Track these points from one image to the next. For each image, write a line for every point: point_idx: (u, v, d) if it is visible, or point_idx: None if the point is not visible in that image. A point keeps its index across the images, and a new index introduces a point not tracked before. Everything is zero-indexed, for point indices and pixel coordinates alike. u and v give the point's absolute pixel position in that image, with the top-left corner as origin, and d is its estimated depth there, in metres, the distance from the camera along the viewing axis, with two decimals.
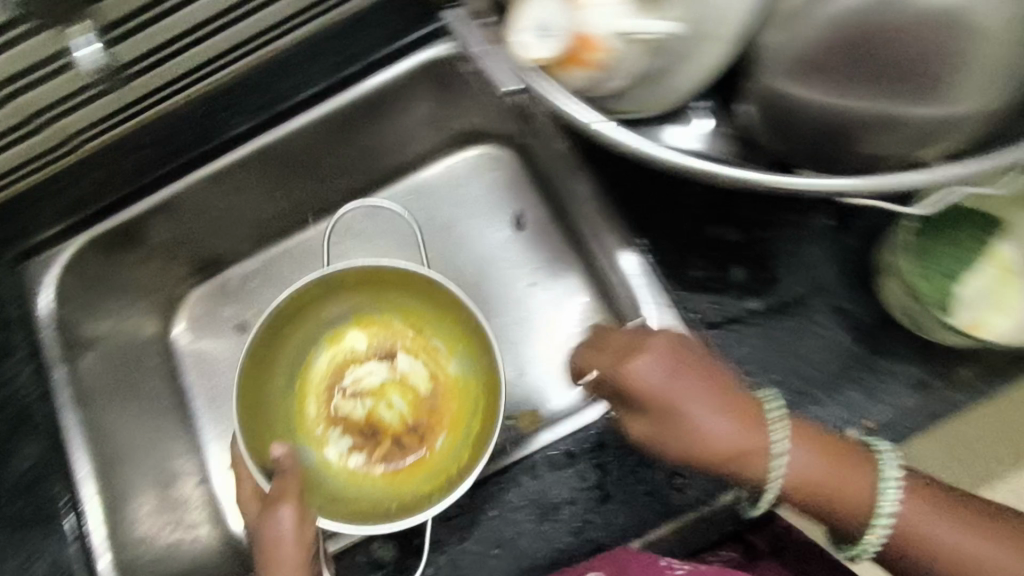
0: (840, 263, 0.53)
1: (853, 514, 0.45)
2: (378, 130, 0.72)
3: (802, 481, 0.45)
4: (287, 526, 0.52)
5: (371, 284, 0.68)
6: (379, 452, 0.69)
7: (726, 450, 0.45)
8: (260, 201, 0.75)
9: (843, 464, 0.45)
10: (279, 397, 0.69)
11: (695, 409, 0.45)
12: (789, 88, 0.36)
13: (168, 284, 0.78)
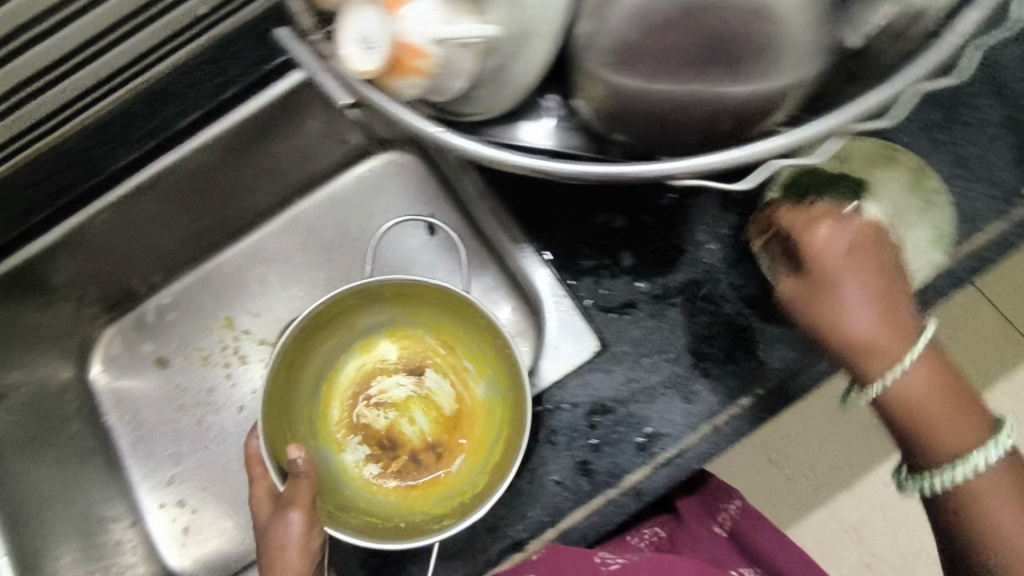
0: (728, 239, 0.53)
1: (939, 445, 0.44)
2: (272, 149, 0.71)
3: (905, 397, 0.44)
4: (293, 539, 0.50)
5: (403, 299, 0.63)
6: (396, 464, 0.66)
7: (848, 344, 0.44)
8: (163, 232, 0.74)
9: (944, 394, 0.44)
10: (310, 402, 0.66)
11: (851, 301, 0.44)
12: (619, 80, 0.34)
13: (80, 325, 0.76)
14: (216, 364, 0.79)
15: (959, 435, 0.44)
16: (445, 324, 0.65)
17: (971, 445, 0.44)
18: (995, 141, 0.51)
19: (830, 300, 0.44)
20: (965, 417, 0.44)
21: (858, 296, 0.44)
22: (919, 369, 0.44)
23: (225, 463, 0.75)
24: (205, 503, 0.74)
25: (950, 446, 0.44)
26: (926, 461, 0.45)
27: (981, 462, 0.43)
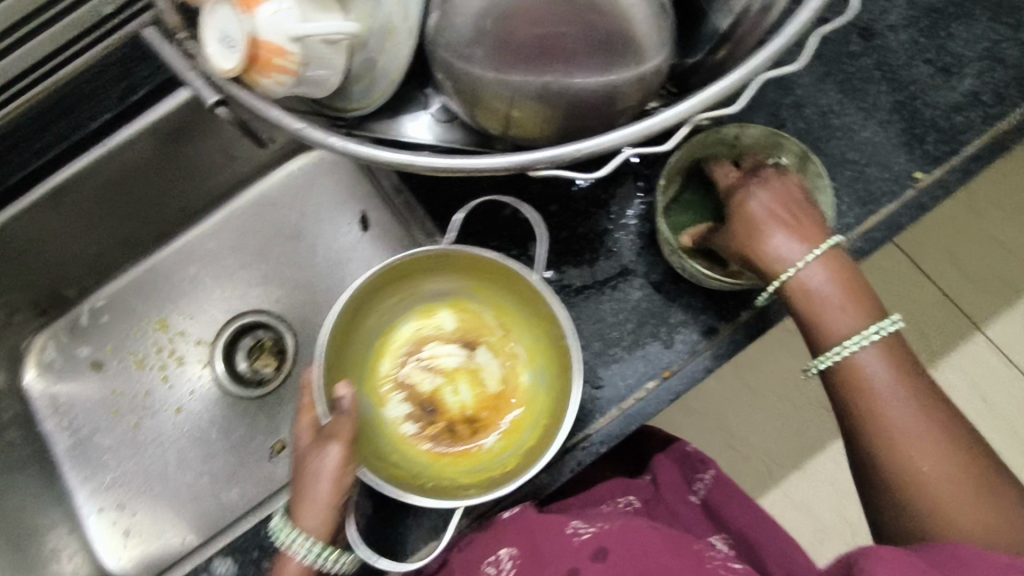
0: (633, 227, 0.54)
1: (828, 327, 0.46)
2: (198, 149, 0.71)
3: (801, 287, 0.46)
4: (330, 471, 0.47)
5: (470, 269, 0.54)
6: (440, 435, 0.57)
7: (768, 262, 0.47)
8: (90, 235, 0.73)
9: (842, 288, 0.46)
10: (363, 350, 0.57)
11: (764, 216, 0.47)
12: (480, 74, 0.35)
13: (11, 332, 0.75)
14: (153, 367, 0.79)
15: (852, 321, 0.46)
16: (511, 302, 0.56)
17: (863, 326, 0.45)
18: (884, 125, 0.52)
19: (742, 218, 0.48)
20: (863, 307, 0.46)
21: (770, 214, 0.47)
22: (819, 266, 0.46)
23: (163, 465, 0.76)
24: (144, 506, 0.75)
25: (845, 328, 0.45)
26: (818, 345, 0.47)
27: (864, 341, 0.45)
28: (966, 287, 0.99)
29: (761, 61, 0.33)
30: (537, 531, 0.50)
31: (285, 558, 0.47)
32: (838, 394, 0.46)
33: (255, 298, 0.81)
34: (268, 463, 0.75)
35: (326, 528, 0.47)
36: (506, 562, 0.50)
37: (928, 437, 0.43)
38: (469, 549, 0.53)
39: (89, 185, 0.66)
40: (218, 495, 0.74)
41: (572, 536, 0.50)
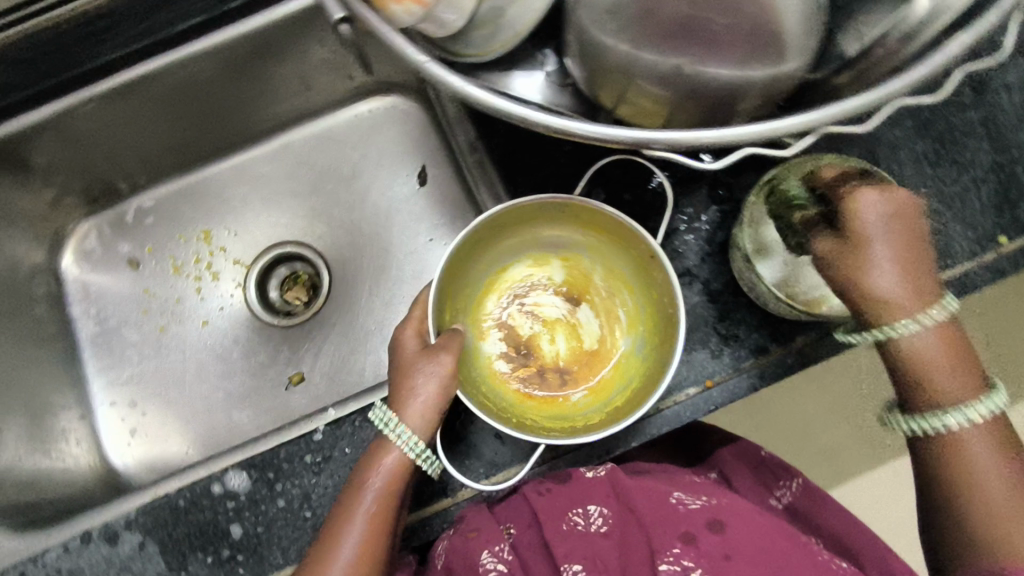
0: (705, 233, 0.53)
1: (932, 394, 0.43)
2: (278, 71, 0.71)
3: (912, 350, 0.42)
4: (440, 369, 0.46)
5: (591, 225, 0.51)
6: (533, 379, 0.53)
7: (878, 312, 0.42)
8: (154, 133, 0.73)
9: (953, 357, 0.43)
10: (474, 281, 0.53)
11: (881, 266, 0.41)
12: (613, 42, 0.34)
13: (58, 213, 0.76)
14: (188, 276, 0.79)
15: (958, 383, 0.43)
16: (625, 266, 0.52)
17: (965, 399, 0.43)
18: (977, 183, 0.51)
19: (857, 260, 0.41)
20: (968, 378, 0.43)
21: (890, 260, 0.41)
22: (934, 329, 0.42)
23: (181, 372, 0.76)
24: (156, 408, 0.75)
25: (949, 398, 0.43)
26: (917, 405, 0.44)
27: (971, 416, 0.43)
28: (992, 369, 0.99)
29: (897, 87, 0.33)
30: (637, 498, 0.49)
31: (385, 450, 0.46)
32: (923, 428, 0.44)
33: (298, 230, 0.81)
34: (283, 392, 0.76)
35: (428, 428, 0.46)
36: (597, 521, 0.48)
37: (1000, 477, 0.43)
38: (553, 498, 0.48)
39: (166, 83, 0.66)
40: (229, 413, 0.75)
41: (680, 506, 0.48)
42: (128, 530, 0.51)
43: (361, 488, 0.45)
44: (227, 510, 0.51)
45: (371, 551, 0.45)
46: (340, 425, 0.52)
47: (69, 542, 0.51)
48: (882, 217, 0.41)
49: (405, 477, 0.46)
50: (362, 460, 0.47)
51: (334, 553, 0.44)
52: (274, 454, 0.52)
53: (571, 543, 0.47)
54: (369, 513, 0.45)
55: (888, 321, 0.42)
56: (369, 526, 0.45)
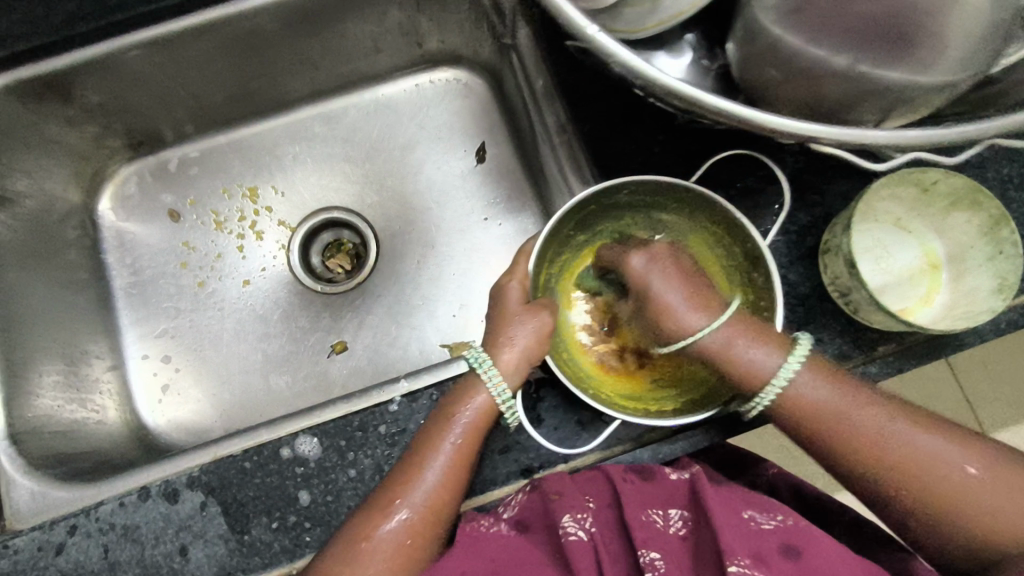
0: (797, 237, 0.52)
1: (753, 379, 0.46)
2: (347, 28, 0.69)
3: (719, 354, 0.46)
4: (535, 325, 0.49)
5: (698, 217, 0.51)
6: (609, 357, 0.54)
7: (674, 337, 0.47)
8: (209, 79, 0.70)
9: (757, 342, 0.45)
10: (572, 249, 0.56)
11: (673, 299, 0.47)
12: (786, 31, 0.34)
13: (100, 153, 0.73)
14: (230, 232, 0.76)
15: (828, 394, 0.46)
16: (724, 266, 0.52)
17: (777, 360, 0.45)
18: None
19: (653, 304, 0.47)
20: (769, 342, 0.46)
21: (676, 290, 0.47)
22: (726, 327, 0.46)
23: (218, 331, 0.74)
24: (191, 365, 0.72)
25: (764, 369, 0.45)
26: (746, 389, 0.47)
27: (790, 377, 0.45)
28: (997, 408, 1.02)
29: (935, 137, 0.34)
30: (713, 504, 0.45)
31: (476, 388, 0.47)
32: (803, 435, 0.47)
33: (349, 196, 0.78)
34: (324, 360, 0.73)
35: (518, 377, 0.48)
36: (673, 523, 0.45)
37: (901, 440, 0.45)
38: (634, 487, 0.47)
39: (230, 30, 0.65)
40: (266, 376, 0.73)
41: (753, 524, 0.44)
42: (190, 488, 0.49)
43: (450, 422, 0.47)
44: (295, 475, 0.50)
45: (453, 481, 0.46)
46: (417, 398, 0.51)
47: (126, 496, 0.49)
48: (650, 270, 0.48)
49: (490, 419, 0.47)
50: (451, 394, 0.48)
51: (420, 476, 0.46)
52: (347, 422, 0.50)
53: (651, 528, 0.44)
54: (455, 447, 0.46)
55: (681, 340, 0.47)
56: (453, 459, 0.46)
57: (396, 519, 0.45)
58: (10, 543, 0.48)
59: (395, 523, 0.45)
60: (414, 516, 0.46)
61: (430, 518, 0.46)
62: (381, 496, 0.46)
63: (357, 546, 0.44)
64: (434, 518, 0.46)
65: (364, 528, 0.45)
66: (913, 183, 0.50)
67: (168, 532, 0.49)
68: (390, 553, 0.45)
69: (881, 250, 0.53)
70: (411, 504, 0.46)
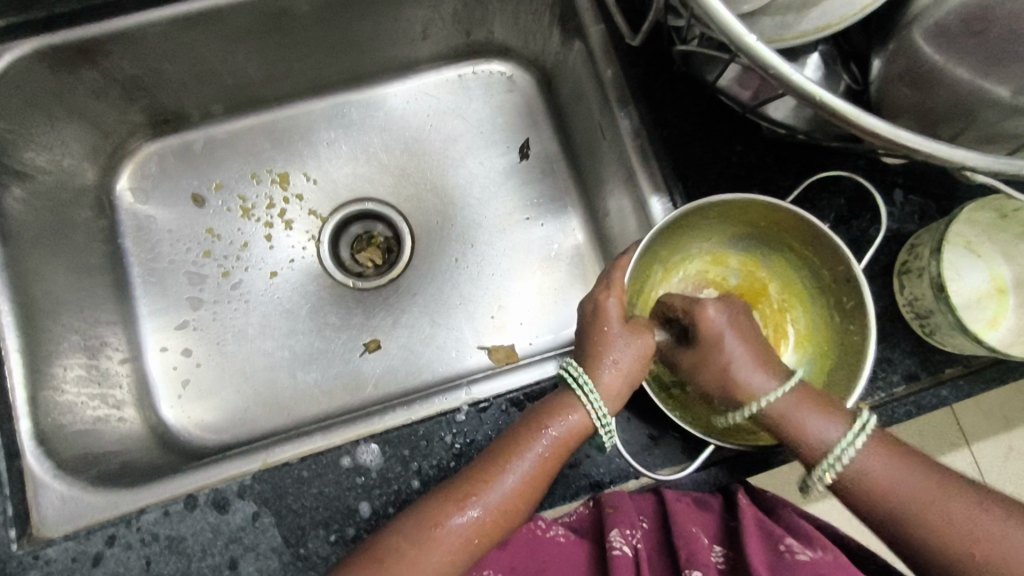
0: (872, 255, 0.52)
1: (812, 447, 0.43)
2: (400, 12, 0.66)
3: (782, 421, 0.44)
4: (635, 347, 0.48)
5: (788, 233, 0.51)
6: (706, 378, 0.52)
7: (740, 397, 0.45)
8: (246, 58, 0.66)
9: (821, 413, 0.43)
10: (654, 263, 0.54)
11: (741, 363, 0.46)
12: (931, 48, 0.35)
13: (121, 129, 0.68)
14: (257, 220, 0.72)
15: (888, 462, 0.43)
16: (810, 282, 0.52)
17: (841, 430, 0.43)
18: None
19: (717, 357, 0.46)
20: (830, 411, 0.44)
21: (743, 346, 0.46)
22: (793, 395, 0.44)
23: (244, 325, 0.69)
24: (213, 359, 0.68)
25: (826, 439, 0.43)
26: (807, 459, 0.44)
27: (854, 444, 0.42)
28: (1016, 460, 0.96)
29: None
30: (749, 536, 0.44)
31: (572, 407, 0.46)
32: (863, 503, 0.43)
33: (384, 188, 0.74)
34: (356, 358, 0.69)
35: (616, 399, 0.47)
36: (715, 552, 0.45)
37: (964, 514, 0.41)
38: (685, 512, 0.47)
39: (260, 9, 0.60)
40: (294, 374, 0.68)
41: (787, 555, 0.42)
42: (241, 498, 0.46)
43: (539, 432, 0.45)
44: (356, 485, 0.47)
45: (531, 490, 0.44)
46: (485, 409, 0.49)
47: (171, 505, 0.46)
48: (727, 330, 0.47)
49: (577, 441, 0.46)
50: (543, 406, 0.47)
51: (500, 477, 0.44)
52: (412, 431, 0.48)
53: (695, 549, 0.43)
54: (542, 456, 0.45)
55: (747, 401, 0.45)
56: (536, 468, 0.44)
57: (466, 515, 0.43)
58: (42, 553, 0.44)
59: (466, 519, 0.43)
60: (485, 517, 0.43)
61: (499, 520, 0.44)
62: (456, 488, 0.44)
63: (427, 531, 0.42)
64: (503, 522, 0.44)
65: (436, 515, 0.43)
66: (994, 208, 0.50)
67: (217, 543, 0.45)
68: (453, 549, 0.42)
69: (953, 272, 0.51)
70: (484, 503, 0.43)
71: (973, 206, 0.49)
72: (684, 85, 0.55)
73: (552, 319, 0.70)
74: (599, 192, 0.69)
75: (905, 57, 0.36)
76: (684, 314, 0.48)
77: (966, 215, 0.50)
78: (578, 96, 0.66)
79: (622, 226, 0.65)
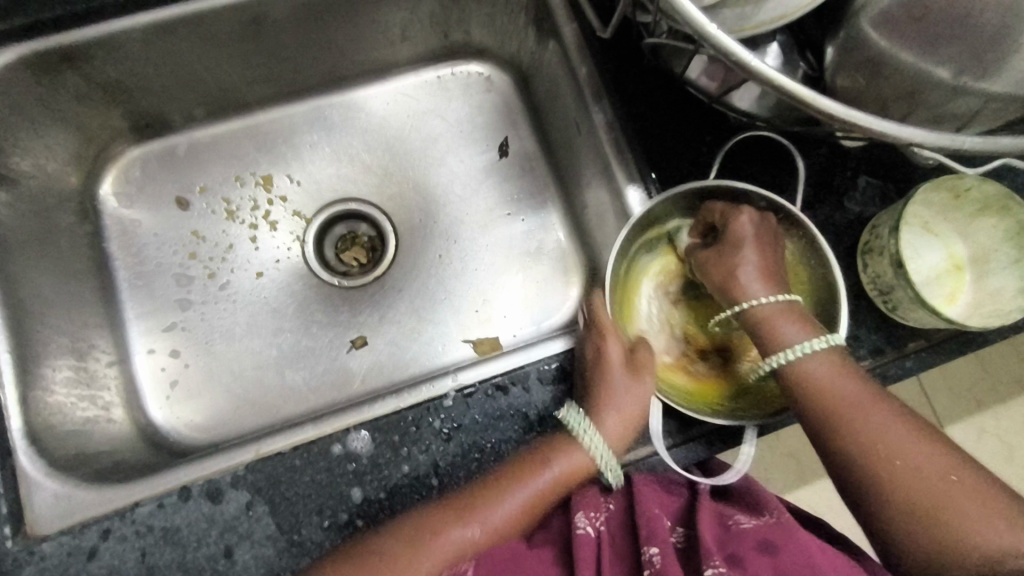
0: (834, 236, 0.55)
1: (773, 342, 0.48)
2: (379, 15, 0.68)
3: (763, 320, 0.48)
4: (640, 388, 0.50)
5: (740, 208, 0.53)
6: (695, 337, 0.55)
7: (734, 292, 0.50)
8: (227, 62, 0.67)
9: (797, 326, 0.47)
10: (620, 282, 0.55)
11: (744, 268, 0.49)
12: (877, 37, 0.37)
13: (104, 134, 0.69)
14: (242, 222, 0.73)
15: (860, 396, 0.45)
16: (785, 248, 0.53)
17: (804, 337, 0.47)
18: None
19: (731, 255, 0.50)
20: (806, 325, 0.48)
21: (757, 257, 0.49)
22: (778, 305, 0.48)
23: (230, 325, 0.70)
24: (200, 360, 0.68)
25: (788, 339, 0.47)
26: (766, 352, 0.48)
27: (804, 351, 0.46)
28: (988, 440, 0.99)
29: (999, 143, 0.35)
30: (704, 514, 0.46)
31: (572, 448, 0.49)
32: (809, 417, 0.46)
33: (367, 187, 0.76)
34: (343, 354, 0.70)
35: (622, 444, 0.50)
36: (675, 532, 0.46)
37: (904, 443, 0.43)
38: (650, 495, 0.47)
39: (242, 13, 0.62)
40: (282, 373, 0.69)
41: (734, 526, 0.45)
42: (234, 488, 0.47)
43: (542, 464, 0.48)
44: (347, 472, 0.48)
45: (529, 511, 0.48)
46: (471, 394, 0.51)
47: (165, 498, 0.47)
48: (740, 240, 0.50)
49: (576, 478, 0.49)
50: (547, 440, 0.49)
51: (500, 499, 0.47)
52: (400, 418, 0.49)
53: (655, 527, 0.44)
54: (544, 488, 0.48)
55: (740, 296, 0.49)
56: (533, 495, 0.48)
57: (466, 531, 0.46)
58: (37, 548, 0.45)
59: (464, 535, 0.46)
60: (481, 534, 0.47)
61: (494, 537, 0.47)
62: (455, 505, 0.47)
63: (427, 538, 0.45)
64: (497, 538, 0.47)
65: (434, 525, 0.46)
66: (947, 188, 0.53)
67: (211, 533, 0.46)
68: (448, 558, 0.46)
69: (909, 250, 0.55)
70: (482, 523, 0.47)
71: (927, 186, 0.52)
72: (654, 80, 0.58)
73: (535, 312, 0.72)
74: (576, 187, 0.71)
75: (854, 45, 0.39)
76: (720, 218, 0.52)
77: (921, 195, 0.53)
78: (554, 95, 0.68)
79: (599, 219, 0.67)
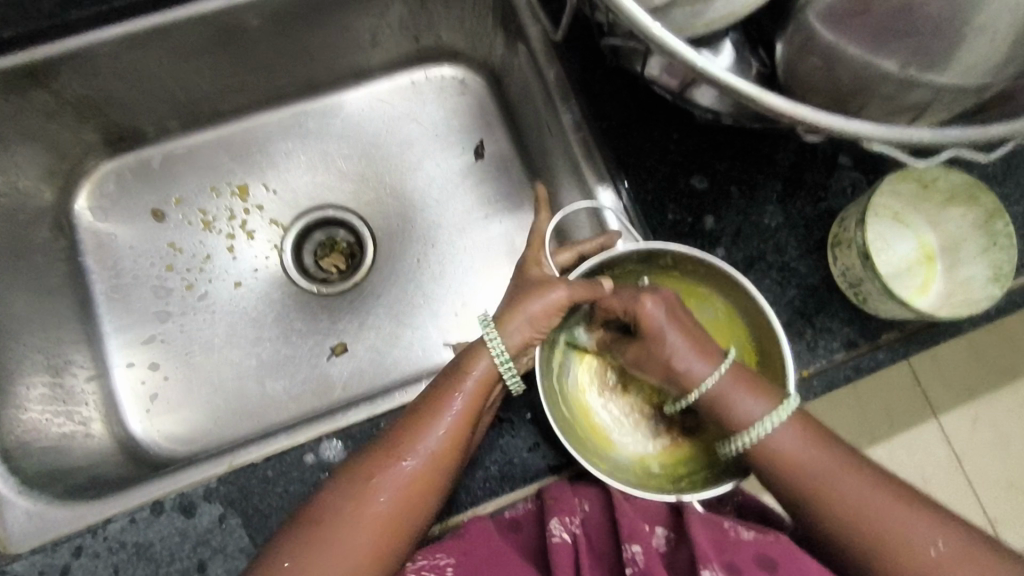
0: (804, 231, 0.54)
1: (731, 418, 0.47)
2: (347, 22, 0.67)
3: (715, 401, 0.47)
4: (566, 293, 0.49)
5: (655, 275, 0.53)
6: (642, 408, 0.54)
7: (684, 383, 0.48)
8: (198, 73, 0.67)
9: (750, 394, 0.46)
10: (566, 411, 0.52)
11: (679, 350, 0.48)
12: (825, 31, 0.37)
13: (77, 149, 0.69)
14: (219, 232, 0.73)
15: (825, 466, 0.45)
16: (701, 287, 0.53)
17: (765, 411, 0.46)
18: None
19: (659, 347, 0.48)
20: (757, 390, 0.47)
21: (682, 338, 0.48)
22: (728, 376, 0.47)
23: (209, 336, 0.70)
24: (179, 372, 0.68)
25: (749, 416, 0.46)
26: (729, 429, 0.47)
27: (764, 426, 0.46)
28: (982, 427, 0.99)
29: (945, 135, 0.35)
30: (694, 511, 0.45)
31: (479, 358, 0.48)
32: (783, 493, 0.46)
33: (343, 194, 0.76)
34: (323, 362, 0.70)
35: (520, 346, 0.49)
36: (658, 534, 0.46)
37: (878, 506, 0.44)
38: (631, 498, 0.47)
39: (210, 23, 0.61)
40: (262, 383, 0.69)
41: (731, 533, 0.44)
42: (207, 501, 0.47)
43: (447, 402, 0.46)
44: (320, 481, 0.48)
45: (447, 457, 0.45)
46: None
47: (138, 512, 0.47)
48: (667, 324, 0.48)
49: (496, 381, 0.48)
50: (450, 375, 0.48)
51: (405, 461, 0.45)
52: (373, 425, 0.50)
53: (638, 527, 0.45)
54: (458, 412, 0.46)
55: (690, 385, 0.48)
56: (442, 450, 0.45)
57: (406, 467, 0.45)
58: (10, 568, 0.45)
59: (376, 502, 0.44)
60: (393, 499, 0.44)
61: (441, 466, 0.45)
62: (357, 477, 0.45)
63: (338, 528, 0.43)
64: (420, 492, 0.45)
65: (348, 515, 0.43)
66: (914, 178, 0.53)
67: (185, 547, 0.46)
68: (372, 535, 0.43)
69: (880, 241, 0.54)
70: (419, 451, 0.45)
71: (894, 177, 0.51)
72: (620, 79, 0.58)
73: None
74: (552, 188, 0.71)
75: (805, 40, 0.39)
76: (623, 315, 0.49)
77: (887, 186, 0.53)
78: (526, 96, 0.68)
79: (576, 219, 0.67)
